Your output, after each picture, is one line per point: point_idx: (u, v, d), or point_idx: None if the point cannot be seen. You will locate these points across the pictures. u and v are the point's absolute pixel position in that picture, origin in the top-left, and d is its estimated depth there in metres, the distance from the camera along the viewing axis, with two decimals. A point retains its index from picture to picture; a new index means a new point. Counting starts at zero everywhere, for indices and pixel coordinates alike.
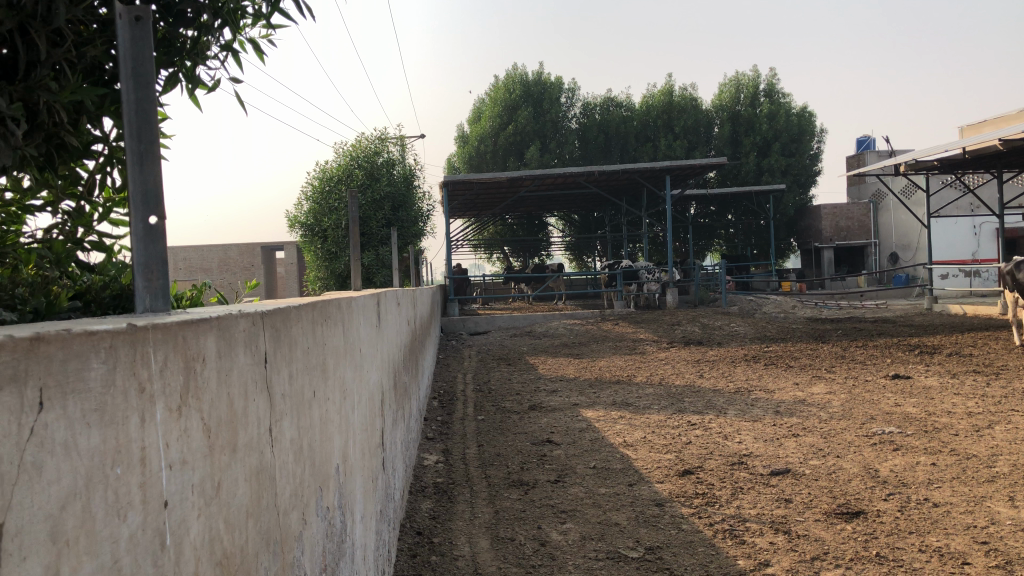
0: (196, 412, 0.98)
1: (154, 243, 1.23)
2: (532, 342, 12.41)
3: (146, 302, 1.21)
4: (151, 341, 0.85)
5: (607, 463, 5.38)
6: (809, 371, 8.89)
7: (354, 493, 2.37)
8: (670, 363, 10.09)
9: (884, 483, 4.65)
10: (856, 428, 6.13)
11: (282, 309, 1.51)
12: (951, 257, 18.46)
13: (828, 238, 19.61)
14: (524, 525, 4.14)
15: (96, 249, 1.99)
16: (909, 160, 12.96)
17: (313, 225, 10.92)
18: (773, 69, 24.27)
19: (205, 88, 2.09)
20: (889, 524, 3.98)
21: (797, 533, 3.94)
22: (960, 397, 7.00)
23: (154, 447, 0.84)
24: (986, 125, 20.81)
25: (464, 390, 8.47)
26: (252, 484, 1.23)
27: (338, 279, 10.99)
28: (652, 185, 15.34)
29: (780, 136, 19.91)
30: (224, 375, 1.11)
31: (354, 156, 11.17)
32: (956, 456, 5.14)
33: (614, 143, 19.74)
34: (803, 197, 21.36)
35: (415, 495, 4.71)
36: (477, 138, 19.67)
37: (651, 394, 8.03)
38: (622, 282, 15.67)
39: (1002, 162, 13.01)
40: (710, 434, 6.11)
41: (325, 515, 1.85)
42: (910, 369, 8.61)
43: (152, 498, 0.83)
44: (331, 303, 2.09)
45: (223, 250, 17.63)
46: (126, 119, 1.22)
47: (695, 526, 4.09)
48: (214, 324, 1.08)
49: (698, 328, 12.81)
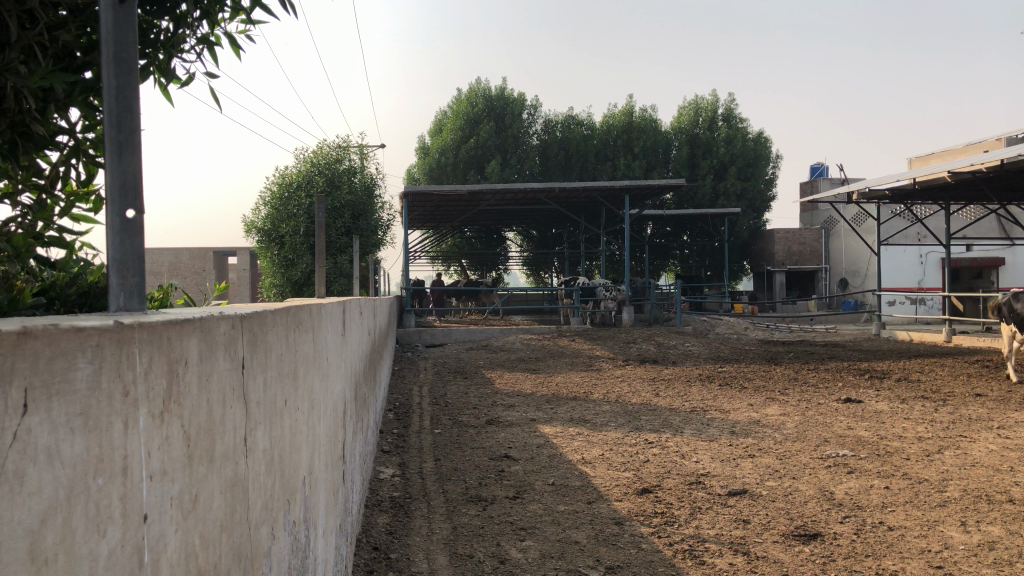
0: (176, 420, 0.91)
1: (132, 239, 1.17)
2: (489, 356, 12.36)
3: (121, 300, 1.14)
4: (136, 340, 0.79)
5: (566, 480, 5.34)
6: (764, 392, 8.97)
7: (318, 508, 2.30)
8: (626, 380, 10.12)
9: (839, 506, 4.69)
10: (811, 450, 6.18)
11: (260, 313, 1.44)
12: (899, 284, 18.89)
13: (781, 262, 19.95)
14: (482, 542, 4.08)
15: (55, 245, 1.89)
16: (863, 189, 13.23)
17: (271, 230, 10.78)
18: (731, 94, 24.67)
19: (179, 82, 2.02)
20: (846, 547, 4.01)
21: (757, 555, 3.93)
22: (911, 422, 7.12)
23: (136, 457, 0.78)
24: (935, 157, 21.41)
25: (421, 403, 8.37)
26: (226, 496, 1.15)
27: (294, 287, 10.82)
28: (611, 204, 15.44)
29: (737, 160, 20.25)
30: (204, 381, 1.04)
31: (315, 163, 11.03)
32: (909, 480, 5.21)
33: (575, 160, 19.84)
34: (757, 221, 21.70)
35: (371, 509, 4.61)
36: (438, 150, 19.59)
37: (607, 411, 8.03)
38: (579, 298, 15.72)
39: (950, 195, 13.38)
40: (668, 453, 6.12)
41: (291, 529, 1.77)
42: (862, 393, 8.74)
43: (131, 511, 0.77)
44: (304, 308, 2.02)
45: (175, 252, 17.30)
46: (106, 106, 1.15)
47: (654, 545, 4.07)
48: (196, 325, 1.01)
49: (653, 346, 12.89)
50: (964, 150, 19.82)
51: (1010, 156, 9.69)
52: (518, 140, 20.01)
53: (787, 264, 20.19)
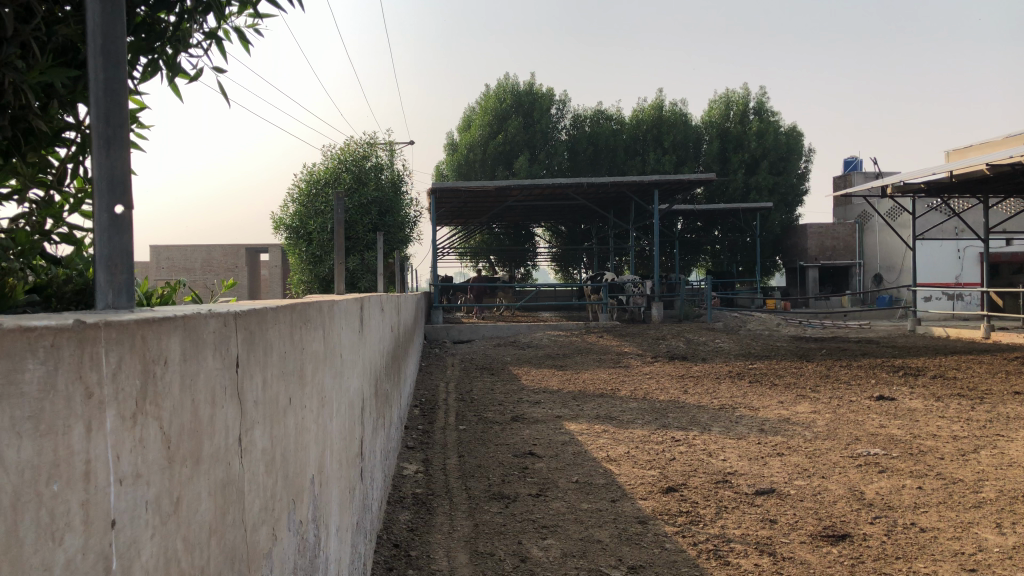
0: (153, 420, 0.88)
1: (120, 235, 1.14)
2: (516, 352, 12.33)
3: (108, 297, 1.11)
4: (102, 340, 0.76)
5: (590, 477, 5.29)
6: (794, 389, 8.84)
7: (330, 506, 2.27)
8: (654, 377, 10.03)
9: (870, 506, 4.59)
10: (841, 448, 6.06)
11: (258, 311, 1.42)
12: (935, 279, 18.53)
13: (814, 257, 19.68)
14: (503, 540, 4.04)
15: (64, 242, 1.88)
16: (897, 182, 12.97)
17: (298, 228, 10.85)
18: (763, 88, 24.40)
19: (187, 77, 2.00)
20: (876, 549, 3.91)
21: (783, 555, 3.85)
22: (946, 421, 6.96)
23: (101, 460, 0.75)
24: (973, 150, 20.97)
25: (447, 399, 8.37)
26: (216, 499, 1.12)
27: (322, 283, 10.89)
28: (640, 200, 15.31)
29: (768, 154, 19.99)
30: (188, 381, 1.01)
31: (342, 160, 11.08)
32: (942, 480, 5.08)
33: (603, 155, 19.72)
34: (789, 215, 21.41)
35: (393, 506, 4.60)
36: (466, 146, 19.56)
37: (635, 408, 7.95)
38: (607, 294, 15.63)
39: (988, 188, 13.08)
40: (694, 451, 6.04)
41: (297, 529, 1.74)
42: (895, 390, 8.57)
43: (96, 519, 0.73)
44: (312, 306, 1.98)
45: (207, 250, 17.47)
46: (93, 101, 1.13)
47: (678, 545, 4.00)
48: (179, 324, 0.98)
49: (683, 343, 12.76)
50: (1002, 142, 19.43)
51: None
52: (546, 136, 19.93)
53: (820, 259, 19.91)
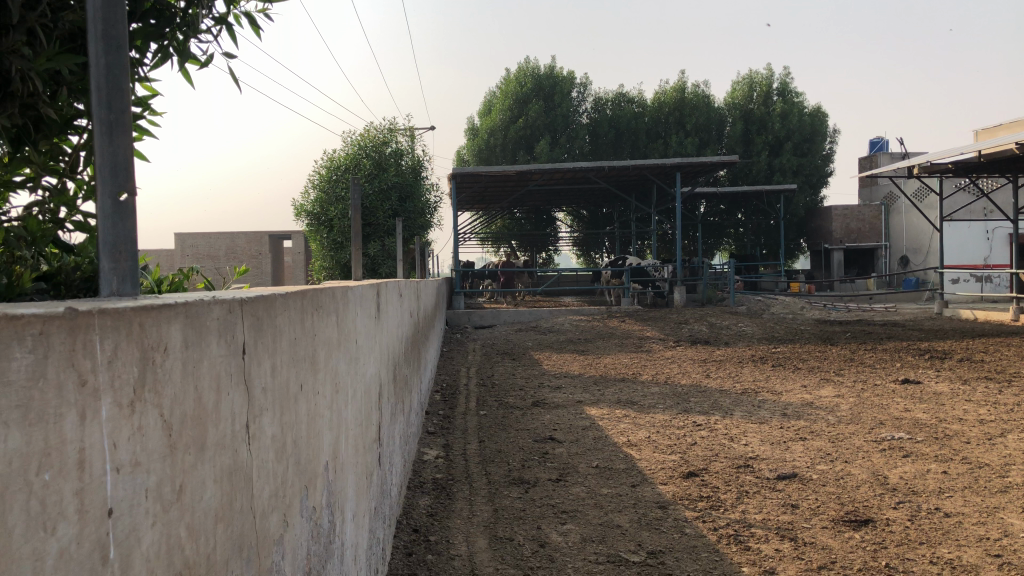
0: (153, 408, 0.88)
1: (124, 221, 1.14)
2: (537, 337, 12.33)
3: (113, 284, 1.11)
4: (96, 327, 0.75)
5: (610, 462, 5.28)
6: (817, 373, 8.76)
7: (346, 492, 2.28)
8: (676, 361, 9.99)
9: (893, 491, 4.54)
10: (865, 432, 6.00)
11: (267, 297, 1.41)
12: (962, 261, 18.26)
13: (838, 239, 19.46)
14: (523, 525, 4.04)
15: (78, 229, 1.89)
16: (924, 163, 12.76)
17: (320, 214, 10.89)
18: (787, 69, 24.09)
19: (198, 63, 2.00)
20: (899, 534, 3.86)
21: (805, 541, 3.82)
22: (973, 404, 6.86)
23: (97, 448, 0.74)
24: (1002, 130, 20.61)
25: (468, 385, 8.39)
26: (223, 486, 1.12)
27: (344, 269, 10.94)
28: (662, 183, 15.20)
29: (792, 135, 19.76)
30: (191, 367, 1.01)
31: (362, 146, 11.11)
32: (968, 465, 5.01)
33: (625, 138, 19.59)
34: (814, 197, 21.17)
35: (413, 491, 4.62)
36: (487, 130, 19.49)
37: (656, 392, 7.92)
38: (629, 278, 15.57)
39: (1017, 168, 12.85)
40: (716, 436, 6.00)
41: (311, 514, 1.75)
42: (921, 373, 8.46)
43: (93, 507, 0.73)
44: (324, 292, 1.98)
45: (231, 237, 17.59)
46: (94, 85, 1.12)
47: (698, 530, 3.98)
48: (180, 311, 0.98)
49: (705, 327, 12.69)
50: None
51: None
52: (567, 120, 19.82)
53: (845, 241, 19.68)
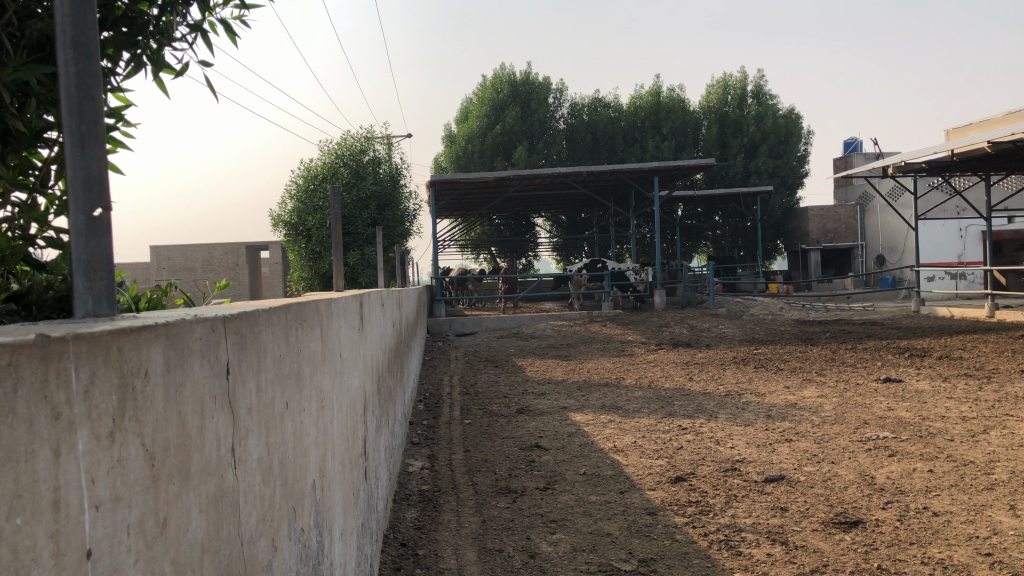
0: (133, 438, 0.82)
1: (99, 239, 1.08)
2: (520, 343, 12.29)
3: (88, 304, 1.05)
4: (70, 355, 0.70)
5: (597, 469, 5.24)
6: (799, 373, 8.78)
7: (333, 511, 2.22)
8: (658, 364, 9.99)
9: (881, 491, 4.53)
10: (849, 433, 6.00)
11: (250, 313, 1.35)
12: (937, 259, 18.45)
13: (815, 240, 19.59)
14: (512, 536, 3.99)
15: (49, 245, 1.82)
16: (898, 163, 12.87)
17: (297, 224, 10.79)
18: (761, 72, 24.28)
19: (173, 72, 1.94)
20: (889, 535, 3.85)
21: (796, 544, 3.80)
22: (954, 402, 6.89)
23: (73, 486, 0.69)
24: (973, 129, 20.89)
25: (451, 393, 8.32)
26: (209, 513, 1.07)
27: (323, 280, 10.84)
28: (640, 187, 15.22)
29: (767, 138, 19.87)
30: (174, 391, 0.95)
31: (339, 154, 11.02)
32: (953, 463, 5.02)
33: (602, 143, 19.63)
34: (790, 199, 21.31)
35: (399, 504, 4.55)
36: (464, 137, 19.42)
37: (640, 397, 7.90)
38: (609, 283, 15.56)
39: (989, 165, 12.99)
40: (702, 439, 5.98)
41: (299, 538, 1.69)
42: (902, 372, 8.50)
43: (68, 551, 0.68)
44: (308, 306, 1.92)
45: (208, 249, 17.37)
46: (64, 96, 1.07)
47: (689, 537, 3.95)
48: (160, 332, 0.92)
49: (686, 330, 12.70)
50: (1002, 120, 19.43)
51: None
52: (544, 125, 19.79)
53: (821, 242, 19.82)
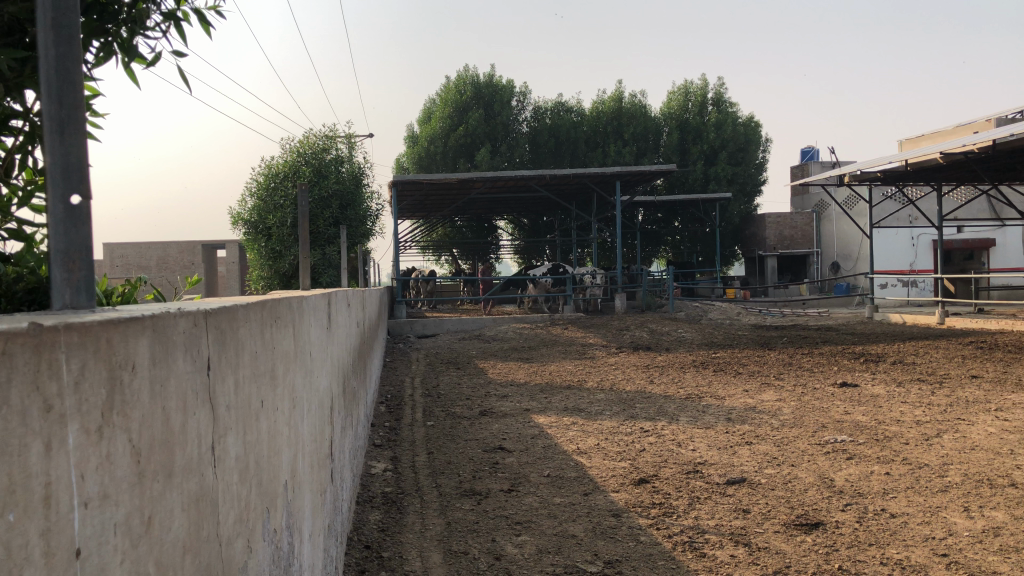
0: (121, 433, 0.79)
1: (77, 226, 1.04)
2: (481, 345, 12.26)
3: (67, 296, 1.02)
4: (62, 344, 0.67)
5: (561, 471, 5.24)
6: (758, 377, 8.88)
7: (303, 511, 2.18)
8: (619, 367, 10.03)
9: (840, 493, 4.60)
10: (808, 436, 6.09)
11: (229, 309, 1.32)
12: (890, 266, 18.85)
13: (773, 247, 19.89)
14: (477, 538, 3.97)
15: (13, 236, 1.76)
16: (854, 172, 13.11)
17: (257, 222, 10.65)
18: (721, 79, 24.58)
19: (144, 62, 1.90)
20: (849, 536, 3.91)
21: (758, 546, 3.83)
22: (908, 406, 7.03)
23: (63, 482, 0.66)
24: (926, 140, 21.38)
25: (413, 395, 8.26)
26: (190, 514, 1.03)
27: (282, 279, 10.71)
28: (602, 191, 15.28)
29: (727, 144, 20.13)
30: (159, 387, 0.92)
31: (301, 153, 10.89)
32: (909, 466, 5.12)
33: (565, 147, 19.71)
34: (747, 206, 21.61)
35: (362, 506, 4.50)
36: (427, 138, 19.33)
37: (602, 399, 7.92)
38: (570, 287, 15.60)
39: (941, 176, 13.31)
40: (664, 442, 6.02)
41: (272, 539, 1.65)
42: (858, 376, 8.64)
43: (59, 550, 0.65)
44: (282, 303, 1.89)
45: (164, 247, 17.06)
46: (44, 79, 1.03)
47: (653, 538, 3.96)
48: (147, 325, 0.89)
49: (646, 333, 12.79)
50: (953, 132, 19.93)
51: (1002, 137, 9.61)
52: (507, 128, 19.78)
53: (778, 248, 20.12)
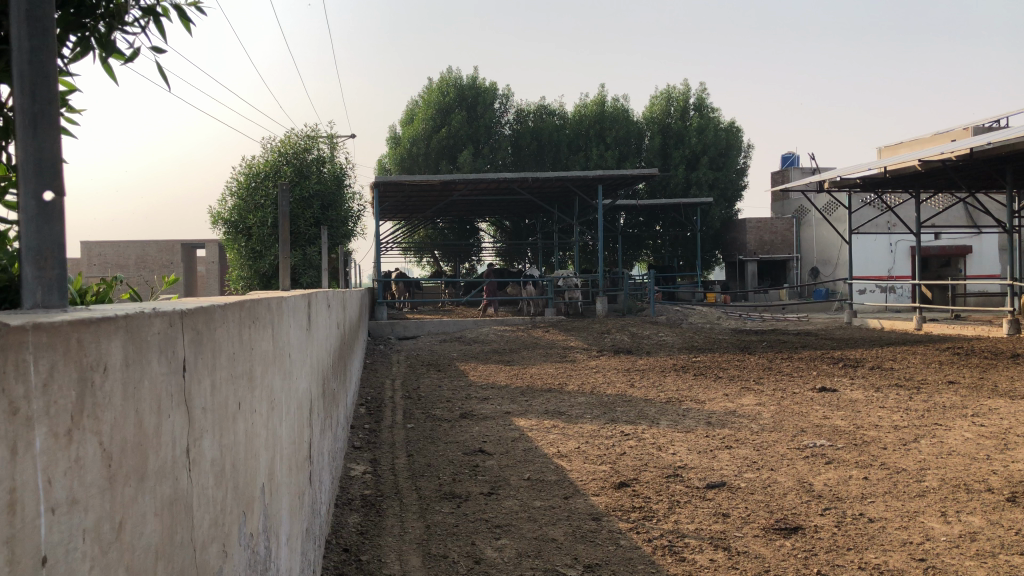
0: (92, 435, 0.77)
1: (50, 224, 1.02)
2: (462, 347, 12.23)
3: (38, 294, 0.99)
4: (28, 344, 0.65)
5: (541, 474, 5.23)
6: (738, 382, 8.91)
7: (280, 515, 2.15)
8: (601, 371, 10.04)
9: (819, 497, 4.62)
10: (788, 440, 6.11)
11: (206, 308, 1.29)
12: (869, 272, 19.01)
13: (753, 251, 20.00)
14: (457, 541, 3.95)
15: None
16: (834, 178, 13.19)
17: (238, 222, 10.57)
18: (703, 84, 24.68)
19: (122, 57, 1.86)
20: (828, 540, 3.92)
21: (737, 550, 3.84)
22: (886, 411, 7.08)
23: (30, 486, 0.64)
24: (905, 147, 21.59)
25: (393, 397, 8.21)
26: (163, 519, 1.01)
27: (263, 280, 10.62)
28: (585, 194, 15.29)
29: (709, 149, 20.21)
30: (132, 388, 0.90)
31: (282, 153, 10.83)
32: (887, 471, 5.15)
33: (547, 150, 19.70)
34: (728, 211, 21.71)
35: (341, 509, 4.47)
36: (409, 140, 19.26)
37: (582, 402, 7.92)
38: (551, 290, 15.59)
39: (919, 183, 13.43)
40: (644, 445, 6.02)
41: (248, 542, 1.62)
42: (837, 381, 8.68)
43: (23, 557, 0.63)
44: (261, 304, 1.86)
45: (142, 246, 16.88)
46: (17, 74, 1.00)
47: (633, 542, 3.96)
48: (120, 324, 0.87)
49: (627, 337, 12.80)
50: (931, 139, 20.14)
51: (980, 144, 9.68)
52: (489, 130, 19.76)
53: (759, 253, 20.23)
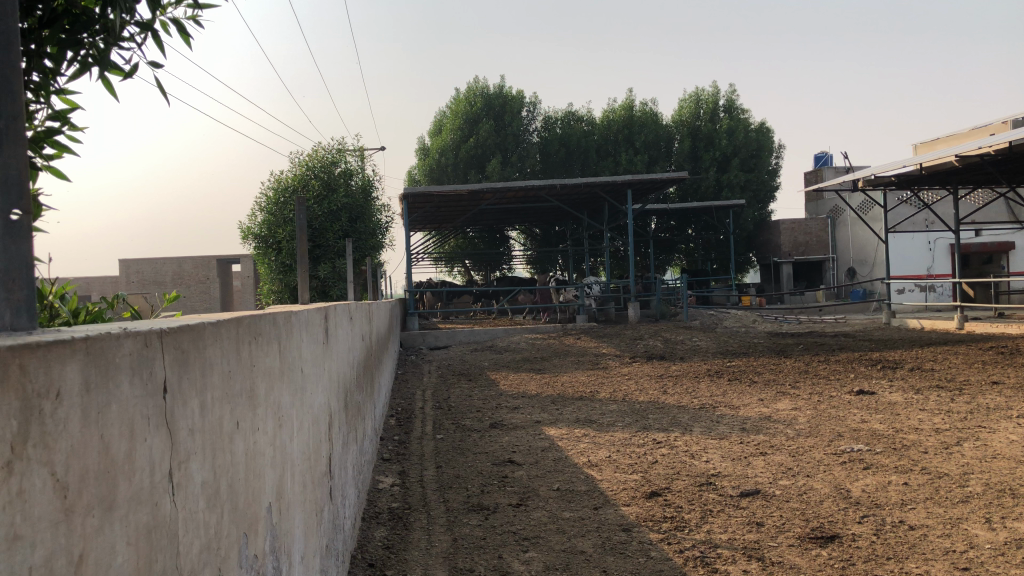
0: (40, 466, 0.73)
1: (17, 244, 0.98)
2: (493, 356, 12.19)
3: (6, 317, 0.95)
4: None
5: (571, 484, 5.15)
6: (773, 386, 8.73)
7: (293, 534, 2.11)
8: (633, 377, 9.92)
9: (857, 504, 4.48)
10: (824, 445, 5.95)
11: (193, 327, 1.25)
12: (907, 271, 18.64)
13: (787, 253, 19.71)
14: (483, 554, 3.89)
15: None
16: (868, 176, 12.93)
17: (267, 236, 10.64)
18: (732, 85, 24.42)
19: (121, 73, 1.85)
20: (866, 549, 3.80)
21: (771, 560, 3.73)
22: (927, 413, 6.88)
23: None
24: (942, 142, 21.16)
25: (423, 408, 8.18)
26: (139, 547, 0.97)
27: (293, 292, 10.67)
28: (614, 200, 15.17)
29: (739, 151, 19.98)
30: (95, 414, 0.86)
31: (310, 167, 10.91)
32: (928, 475, 4.98)
33: (576, 156, 19.61)
34: (760, 212, 21.44)
35: (368, 522, 4.44)
36: (438, 150, 19.29)
37: (614, 410, 7.81)
38: (582, 296, 15.47)
39: (957, 179, 13.12)
40: (676, 453, 5.91)
41: (252, 564, 1.58)
42: (875, 384, 8.47)
43: None
44: (265, 319, 1.83)
45: (177, 262, 17.07)
46: None
47: (664, 553, 3.86)
48: (81, 348, 0.83)
49: (660, 342, 12.65)
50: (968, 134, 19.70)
51: (1018, 137, 9.41)
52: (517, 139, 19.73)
53: (793, 254, 19.93)
